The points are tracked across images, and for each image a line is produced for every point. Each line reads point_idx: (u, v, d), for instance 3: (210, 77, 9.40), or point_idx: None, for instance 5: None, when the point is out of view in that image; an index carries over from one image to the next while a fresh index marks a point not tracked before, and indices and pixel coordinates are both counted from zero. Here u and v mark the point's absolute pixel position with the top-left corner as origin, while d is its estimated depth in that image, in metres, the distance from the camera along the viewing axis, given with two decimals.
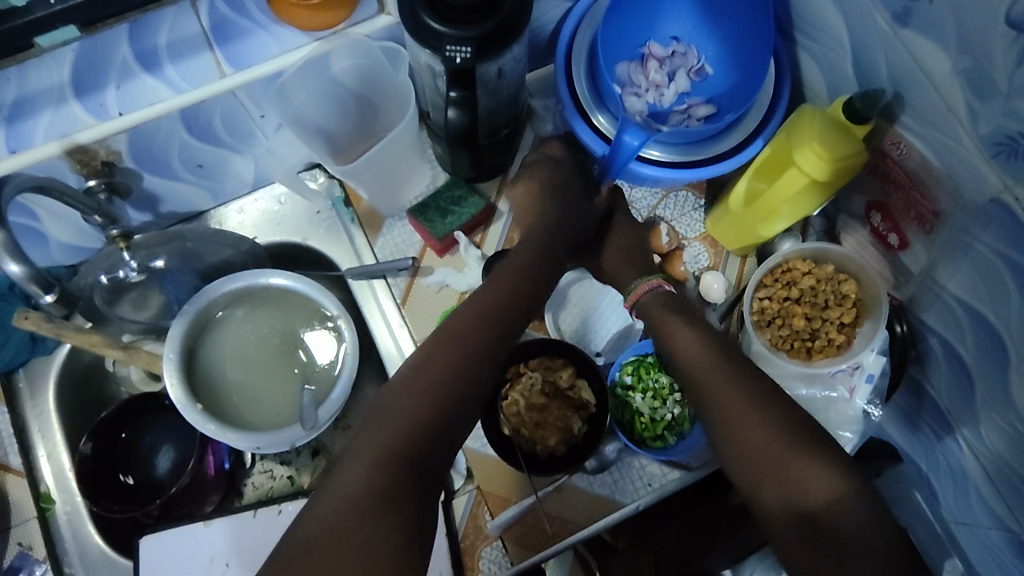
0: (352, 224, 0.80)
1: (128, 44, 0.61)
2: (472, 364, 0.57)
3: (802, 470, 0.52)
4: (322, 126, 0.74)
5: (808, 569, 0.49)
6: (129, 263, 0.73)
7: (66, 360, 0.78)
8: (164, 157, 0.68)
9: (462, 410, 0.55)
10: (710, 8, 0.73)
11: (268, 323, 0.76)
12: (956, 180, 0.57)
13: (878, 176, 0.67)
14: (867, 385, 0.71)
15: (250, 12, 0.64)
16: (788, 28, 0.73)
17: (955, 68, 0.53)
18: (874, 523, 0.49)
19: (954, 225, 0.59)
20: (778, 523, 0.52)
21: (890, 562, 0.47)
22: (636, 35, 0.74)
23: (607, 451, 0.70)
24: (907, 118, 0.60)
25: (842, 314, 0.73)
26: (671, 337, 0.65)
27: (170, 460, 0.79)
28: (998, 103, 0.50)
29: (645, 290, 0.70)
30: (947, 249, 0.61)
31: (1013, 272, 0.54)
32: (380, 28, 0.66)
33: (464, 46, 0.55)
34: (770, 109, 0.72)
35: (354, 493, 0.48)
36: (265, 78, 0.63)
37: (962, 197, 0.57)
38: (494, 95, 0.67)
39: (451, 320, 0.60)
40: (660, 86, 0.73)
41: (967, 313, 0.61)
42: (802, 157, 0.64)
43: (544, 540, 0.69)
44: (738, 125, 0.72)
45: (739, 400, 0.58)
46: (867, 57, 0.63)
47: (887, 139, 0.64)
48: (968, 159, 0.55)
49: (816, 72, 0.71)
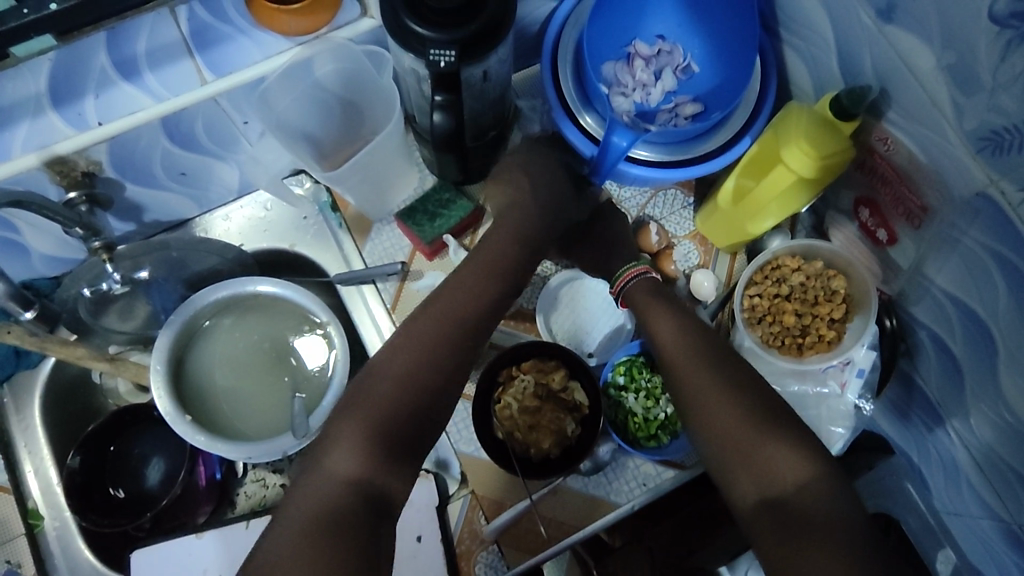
0: (340, 229, 0.79)
1: (106, 53, 0.60)
2: (425, 373, 0.59)
3: (776, 462, 0.54)
4: (306, 130, 0.73)
5: (771, 552, 0.50)
6: (111, 275, 0.72)
7: (51, 374, 0.77)
8: (146, 167, 0.67)
9: (420, 419, 0.58)
10: (694, 6, 0.73)
11: (256, 330, 0.75)
12: (943, 176, 0.57)
13: (866, 172, 0.68)
14: (857, 380, 0.71)
15: (231, 17, 0.63)
16: (773, 25, 0.72)
17: (939, 63, 0.54)
18: (838, 508, 0.50)
19: (941, 220, 0.59)
20: (748, 508, 0.54)
21: (851, 543, 0.48)
22: (621, 34, 0.74)
23: (602, 452, 0.69)
24: (894, 114, 0.60)
25: (832, 311, 0.73)
26: (655, 331, 0.67)
27: (160, 472, 0.79)
28: (983, 98, 0.51)
29: (633, 274, 0.71)
30: (935, 244, 0.61)
31: (1000, 265, 0.54)
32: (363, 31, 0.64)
33: (447, 49, 0.55)
34: (757, 106, 0.72)
35: (314, 508, 0.51)
36: (247, 84, 0.62)
37: (949, 191, 0.57)
38: (480, 97, 0.67)
39: (406, 332, 0.62)
40: (647, 85, 0.73)
41: (956, 306, 0.61)
42: (788, 154, 0.64)
43: (540, 543, 0.68)
44: (727, 122, 0.72)
45: (714, 388, 0.60)
46: (852, 53, 0.62)
47: (874, 135, 0.64)
48: (954, 154, 0.55)
49: (802, 68, 0.71)
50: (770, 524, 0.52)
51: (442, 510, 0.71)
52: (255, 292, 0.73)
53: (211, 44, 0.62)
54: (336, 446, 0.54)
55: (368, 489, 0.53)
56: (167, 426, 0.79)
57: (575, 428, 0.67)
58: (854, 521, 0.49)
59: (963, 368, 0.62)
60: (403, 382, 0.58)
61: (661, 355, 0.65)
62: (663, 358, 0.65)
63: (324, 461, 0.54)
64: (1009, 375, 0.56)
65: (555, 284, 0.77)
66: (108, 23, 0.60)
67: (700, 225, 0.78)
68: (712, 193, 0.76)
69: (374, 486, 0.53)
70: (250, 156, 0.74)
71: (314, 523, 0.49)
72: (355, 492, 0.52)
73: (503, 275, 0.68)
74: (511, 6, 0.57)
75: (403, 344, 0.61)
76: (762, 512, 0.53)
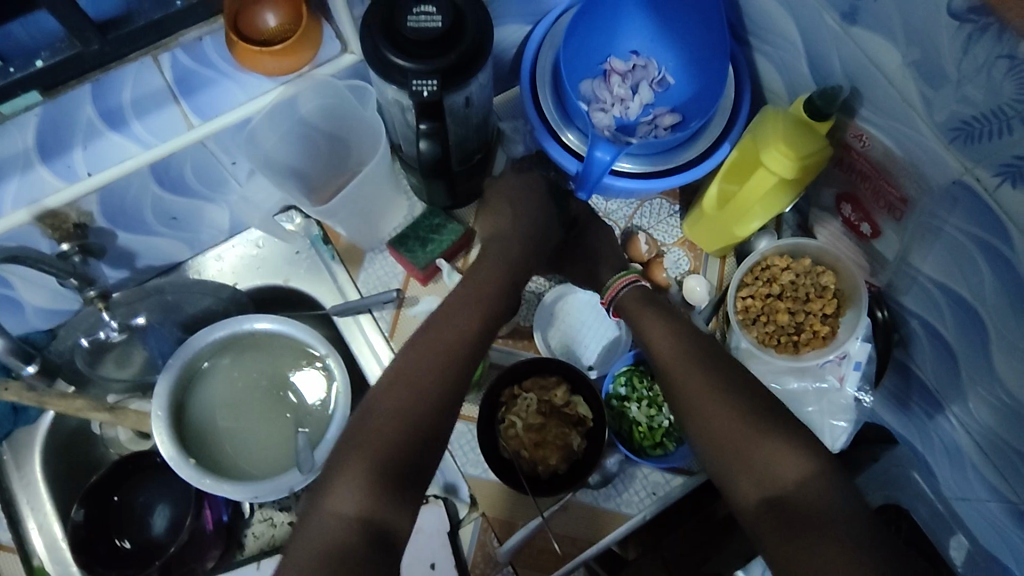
0: (333, 261, 0.79)
1: (92, 104, 0.61)
2: (424, 405, 0.59)
3: (775, 461, 0.54)
4: (294, 166, 0.74)
5: (776, 554, 0.50)
6: (109, 323, 0.72)
7: (50, 428, 0.76)
8: (137, 214, 0.68)
9: (422, 448, 0.58)
10: (665, 20, 0.75)
11: (255, 367, 0.75)
12: (919, 167, 0.59)
13: (845, 168, 0.69)
14: (856, 372, 0.72)
15: (213, 61, 0.64)
16: (742, 33, 0.74)
17: (905, 60, 0.55)
18: (840, 505, 0.50)
19: (921, 210, 0.61)
20: (751, 511, 0.54)
21: (856, 540, 0.48)
22: (596, 53, 0.76)
23: (609, 464, 0.70)
24: (866, 111, 0.62)
25: (824, 306, 0.73)
26: (648, 336, 0.67)
27: (166, 519, 0.77)
28: (950, 90, 0.52)
29: (624, 282, 0.72)
30: (918, 234, 0.63)
31: (982, 250, 0.56)
32: (345, 67, 0.66)
33: (429, 79, 0.56)
34: (734, 112, 0.74)
35: (320, 548, 0.50)
36: (233, 126, 0.63)
37: (927, 182, 0.59)
38: (464, 123, 0.68)
39: (401, 362, 0.62)
40: (625, 99, 0.74)
41: (945, 294, 0.62)
42: (768, 157, 0.65)
43: (556, 561, 0.68)
44: (706, 130, 0.73)
45: (708, 390, 0.60)
46: (821, 55, 0.64)
47: (850, 133, 0.66)
48: (928, 146, 0.57)
49: (774, 73, 0.73)
50: (773, 524, 0.52)
51: (454, 534, 0.70)
52: (252, 331, 0.73)
53: (195, 90, 0.63)
54: (341, 483, 0.54)
55: (373, 526, 0.53)
56: (171, 473, 0.78)
57: (581, 442, 0.67)
58: (857, 516, 0.50)
59: (955, 353, 0.63)
60: (402, 414, 0.58)
61: (654, 360, 0.66)
62: (657, 363, 0.65)
63: (331, 500, 0.54)
64: (1002, 357, 0.58)
65: (549, 301, 0.77)
66: (93, 75, 0.62)
67: (689, 230, 0.79)
68: (696, 199, 0.78)
69: (381, 521, 0.53)
70: (240, 196, 0.74)
71: (322, 564, 0.49)
72: (361, 529, 0.52)
73: (495, 301, 0.68)
74: (488, 34, 0.58)
75: (400, 375, 0.61)
76: (764, 513, 0.53)
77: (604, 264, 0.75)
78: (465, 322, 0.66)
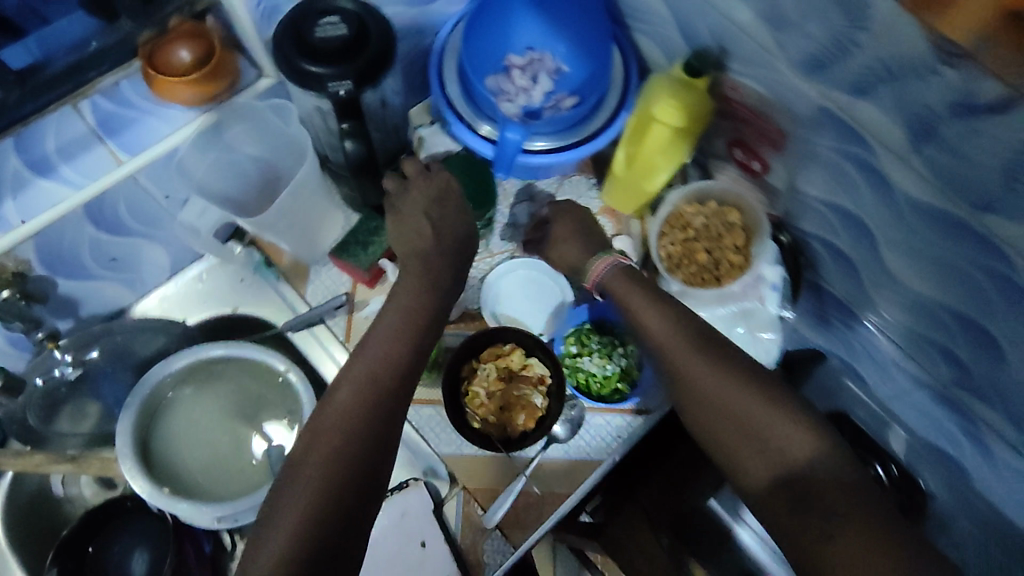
0: (279, 281, 0.81)
1: (16, 154, 0.62)
2: (377, 408, 0.58)
3: (787, 437, 0.55)
4: (228, 194, 0.77)
5: (795, 532, 0.52)
6: (62, 360, 0.74)
7: (10, 493, 0.74)
8: (76, 258, 0.69)
9: (379, 453, 0.56)
10: (552, 15, 0.82)
11: (218, 394, 0.76)
12: (787, 104, 0.68)
13: (729, 119, 0.78)
14: (774, 292, 0.80)
15: (134, 100, 0.67)
16: (619, 17, 0.83)
17: (755, 13, 0.64)
18: (843, 477, 0.53)
19: (797, 139, 0.70)
20: (762, 488, 0.55)
21: (868, 519, 0.50)
22: (494, 51, 0.82)
23: (574, 413, 0.73)
24: (735, 65, 0.71)
25: (735, 240, 0.81)
26: (642, 312, 0.67)
27: (145, 562, 0.76)
28: (796, 32, 0.61)
29: (606, 264, 0.72)
30: (798, 162, 0.72)
31: (855, 165, 0.65)
32: (263, 90, 0.70)
33: (343, 80, 0.61)
34: (625, 86, 0.82)
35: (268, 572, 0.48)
36: (161, 158, 0.66)
37: (796, 114, 0.68)
38: (383, 125, 0.74)
39: (354, 368, 0.61)
40: (527, 88, 0.81)
41: (834, 211, 0.72)
42: (659, 112, 0.73)
43: (539, 516, 0.71)
44: (603, 104, 0.81)
45: (715, 371, 0.61)
46: (689, 25, 0.73)
47: (726, 86, 0.74)
48: (790, 83, 0.66)
49: (653, 48, 0.82)
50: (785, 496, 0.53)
51: (438, 512, 0.73)
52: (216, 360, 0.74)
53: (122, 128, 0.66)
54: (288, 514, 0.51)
55: (328, 542, 0.51)
56: (146, 513, 0.78)
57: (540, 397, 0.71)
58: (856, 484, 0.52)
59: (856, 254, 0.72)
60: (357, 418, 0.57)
61: (649, 340, 0.66)
62: (652, 340, 0.66)
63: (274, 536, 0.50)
64: (890, 251, 0.68)
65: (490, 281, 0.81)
66: (14, 129, 0.62)
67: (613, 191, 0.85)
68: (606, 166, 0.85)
69: (336, 537, 0.51)
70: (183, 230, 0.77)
71: None
72: (314, 546, 0.50)
73: (438, 295, 0.69)
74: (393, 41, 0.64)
75: (351, 380, 0.60)
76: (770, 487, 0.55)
77: (582, 247, 0.76)
78: (397, 346, 0.64)
